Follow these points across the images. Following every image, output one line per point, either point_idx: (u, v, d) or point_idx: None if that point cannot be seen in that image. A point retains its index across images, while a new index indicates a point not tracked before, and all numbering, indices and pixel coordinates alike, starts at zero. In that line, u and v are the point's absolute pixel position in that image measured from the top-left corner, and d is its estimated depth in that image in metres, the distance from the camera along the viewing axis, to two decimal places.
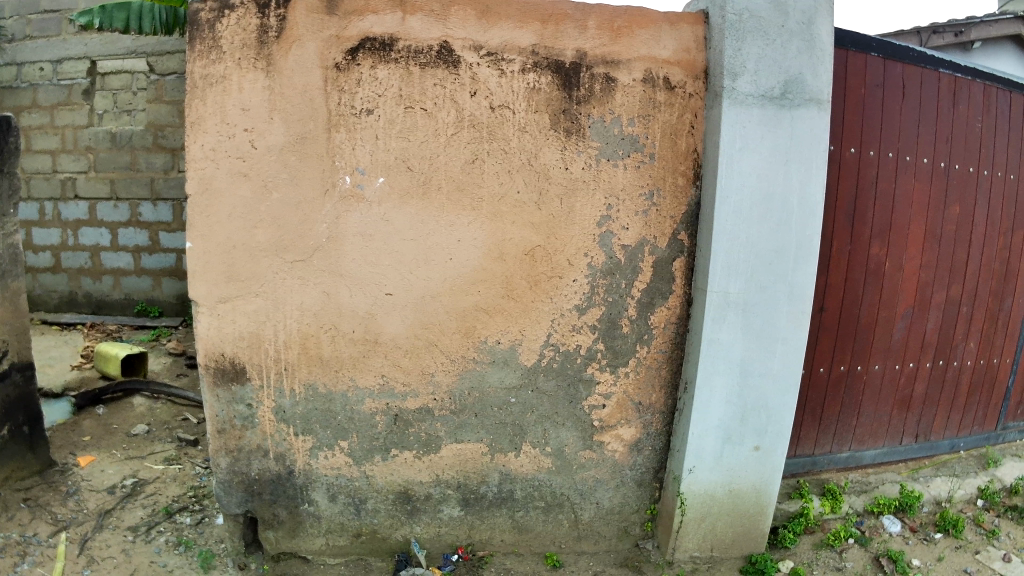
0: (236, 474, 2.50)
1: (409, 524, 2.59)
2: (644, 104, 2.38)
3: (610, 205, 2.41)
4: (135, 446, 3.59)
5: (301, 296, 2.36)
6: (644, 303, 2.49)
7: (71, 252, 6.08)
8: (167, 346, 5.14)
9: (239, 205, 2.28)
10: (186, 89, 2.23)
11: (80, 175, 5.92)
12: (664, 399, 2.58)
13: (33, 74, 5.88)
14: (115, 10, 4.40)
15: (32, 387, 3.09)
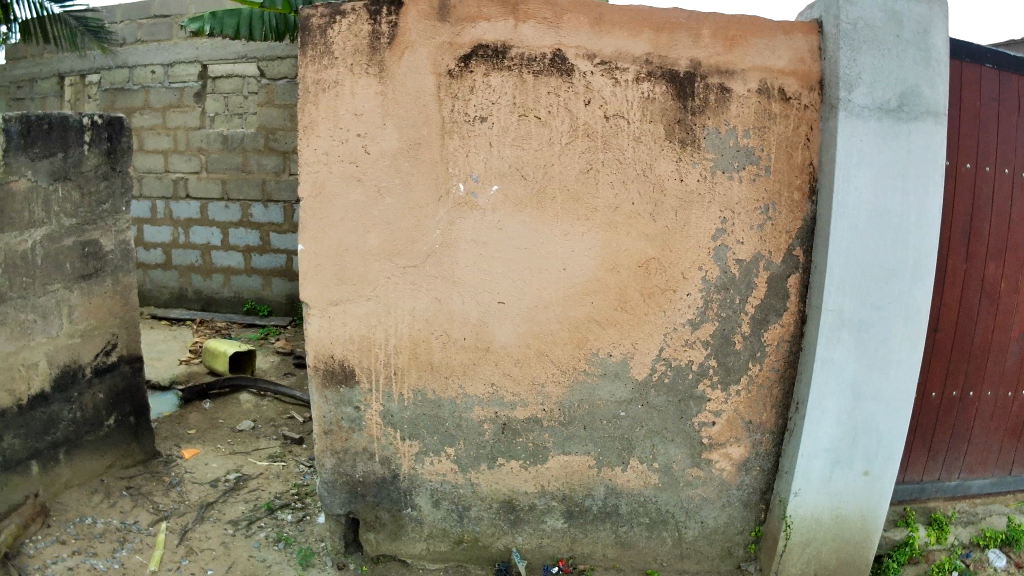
0: (341, 474, 2.56)
1: (512, 534, 2.59)
2: (760, 115, 2.33)
3: (726, 218, 2.37)
4: (240, 441, 3.71)
5: (413, 302, 2.41)
6: (757, 319, 2.44)
7: (181, 250, 6.28)
8: (275, 345, 5.25)
9: (352, 208, 2.35)
10: (300, 93, 2.31)
11: (191, 175, 6.10)
12: (775, 418, 2.52)
13: (145, 77, 6.08)
14: (228, 17, 4.58)
15: (140, 380, 3.36)
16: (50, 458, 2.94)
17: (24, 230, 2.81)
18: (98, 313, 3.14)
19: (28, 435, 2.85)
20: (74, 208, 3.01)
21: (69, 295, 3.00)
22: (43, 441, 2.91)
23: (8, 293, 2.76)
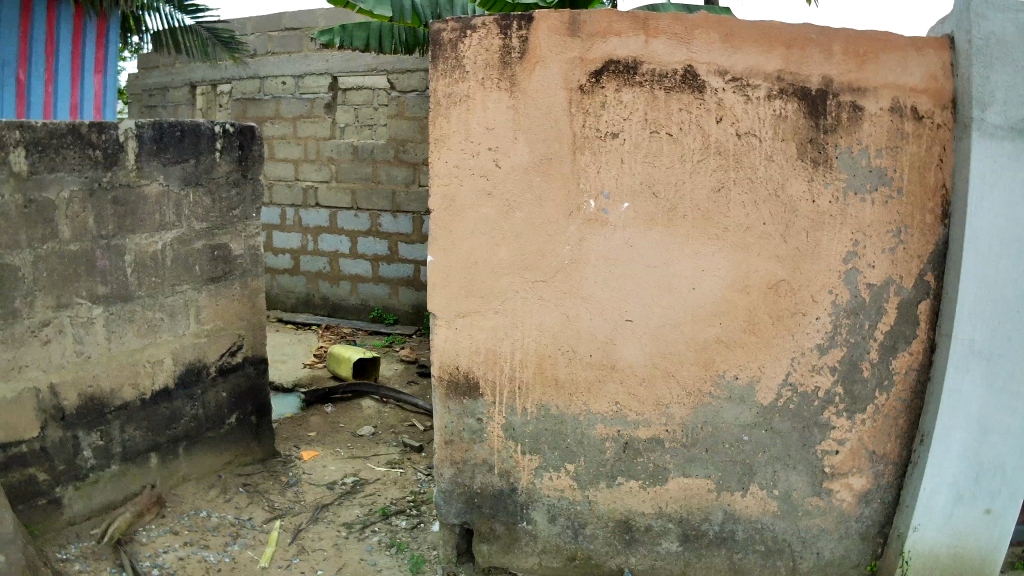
0: (459, 484, 2.60)
1: (625, 554, 2.56)
2: (892, 135, 2.26)
3: (857, 241, 2.31)
4: (360, 446, 3.82)
5: (541, 316, 2.45)
6: (886, 346, 2.36)
7: (309, 256, 6.43)
8: (399, 353, 5.33)
9: (483, 221, 2.42)
10: (432, 106, 2.39)
11: (321, 184, 6.25)
12: (899, 450, 2.43)
13: (277, 87, 6.28)
14: (357, 30, 4.76)
15: (263, 381, 3.57)
16: (170, 452, 3.20)
17: (154, 233, 3.08)
18: (224, 315, 3.37)
19: (149, 429, 3.12)
20: (205, 213, 3.25)
21: (197, 296, 3.25)
22: (163, 435, 3.17)
23: (134, 292, 3.03)
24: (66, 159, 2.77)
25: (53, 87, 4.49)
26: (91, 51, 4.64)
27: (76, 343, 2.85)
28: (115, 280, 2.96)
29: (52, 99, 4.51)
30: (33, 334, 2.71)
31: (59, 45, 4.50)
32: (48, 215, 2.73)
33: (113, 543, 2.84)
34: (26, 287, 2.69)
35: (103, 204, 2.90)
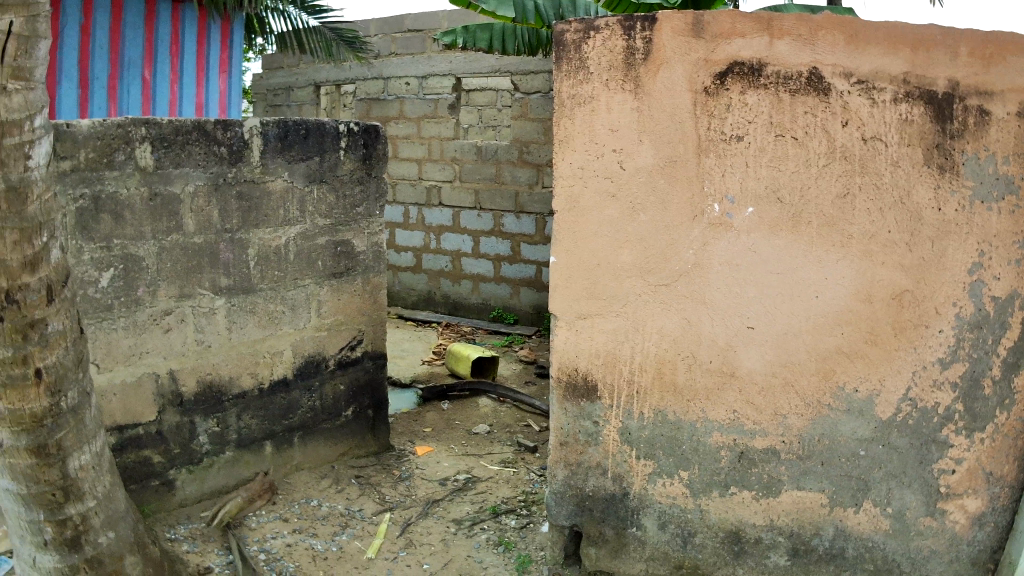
0: (572, 487, 2.63)
1: (733, 565, 2.55)
2: (1021, 141, 2.11)
3: (983, 252, 2.19)
4: (474, 443, 3.85)
5: (662, 320, 2.45)
6: (1010, 363, 2.22)
7: (431, 255, 6.52)
8: (517, 354, 5.34)
9: (608, 223, 2.43)
10: (556, 107, 2.42)
11: (444, 184, 6.31)
12: (1017, 472, 2.31)
13: (400, 88, 6.36)
14: (480, 31, 4.81)
15: (381, 377, 3.59)
16: (285, 441, 3.29)
17: (278, 228, 3.13)
18: (346, 310, 3.41)
19: (265, 417, 3.20)
20: (329, 209, 3.27)
21: (319, 290, 3.29)
22: (279, 424, 3.26)
23: (257, 285, 3.10)
24: (191, 155, 2.85)
25: (177, 87, 4.61)
26: (215, 53, 4.76)
27: (197, 333, 2.95)
28: (238, 272, 3.04)
29: (177, 98, 4.63)
30: (154, 322, 2.83)
31: (184, 45, 4.59)
32: (173, 208, 2.83)
33: (222, 526, 2.93)
34: (150, 277, 2.80)
35: (227, 198, 2.97)
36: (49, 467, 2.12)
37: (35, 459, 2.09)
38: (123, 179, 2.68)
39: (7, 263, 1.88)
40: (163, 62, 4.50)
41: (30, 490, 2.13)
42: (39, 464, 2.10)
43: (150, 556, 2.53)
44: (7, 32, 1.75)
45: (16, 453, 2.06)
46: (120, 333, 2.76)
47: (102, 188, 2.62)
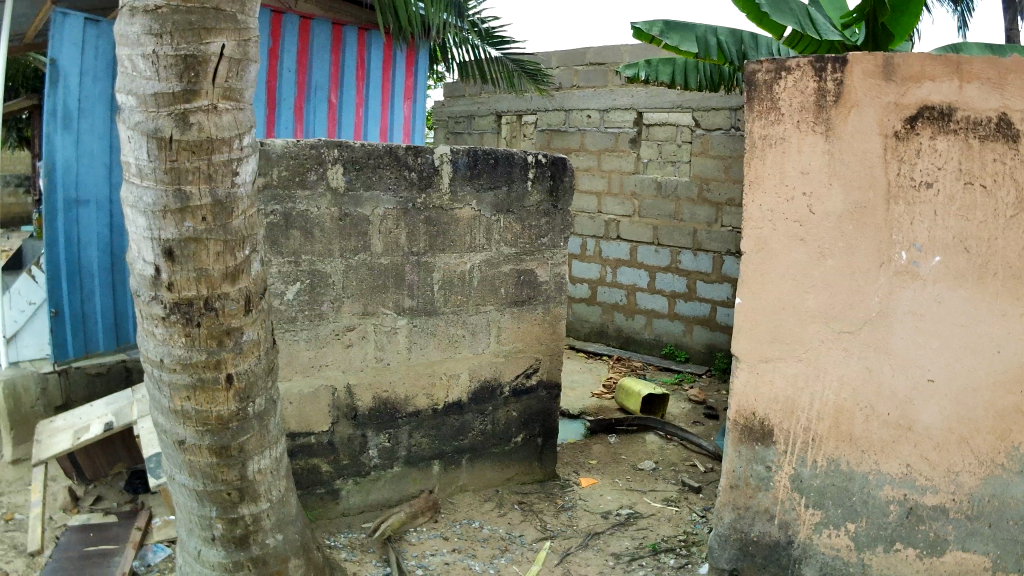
0: (736, 531, 2.72)
1: None
2: None
3: None
4: (637, 479, 3.92)
5: (843, 367, 2.52)
6: None
7: (607, 288, 6.52)
8: (687, 392, 5.27)
9: (796, 265, 2.55)
10: (749, 148, 2.57)
11: (623, 218, 6.33)
12: None
13: (581, 120, 6.43)
14: (662, 66, 5.03)
15: (554, 406, 3.61)
16: (452, 461, 3.39)
17: (463, 254, 3.19)
18: (524, 338, 3.43)
19: (436, 437, 3.31)
20: (514, 238, 3.30)
21: (499, 317, 3.34)
22: (449, 445, 3.36)
23: (439, 308, 3.19)
24: (382, 178, 2.96)
25: (362, 109, 4.75)
26: (401, 80, 4.92)
27: (377, 350, 3.08)
28: (422, 295, 3.13)
29: (362, 120, 4.77)
30: (337, 336, 2.97)
31: (369, 69, 4.74)
32: (361, 229, 2.95)
33: (383, 539, 3.05)
34: (335, 293, 2.94)
35: (415, 222, 3.06)
36: (228, 467, 2.35)
37: (216, 458, 2.32)
38: (315, 199, 2.83)
39: (209, 271, 2.11)
40: (348, 86, 4.65)
41: (207, 486, 2.37)
42: (220, 464, 2.33)
43: (314, 559, 2.77)
44: (222, 56, 2.05)
45: (198, 450, 2.30)
46: (303, 344, 2.92)
47: (292, 207, 2.79)
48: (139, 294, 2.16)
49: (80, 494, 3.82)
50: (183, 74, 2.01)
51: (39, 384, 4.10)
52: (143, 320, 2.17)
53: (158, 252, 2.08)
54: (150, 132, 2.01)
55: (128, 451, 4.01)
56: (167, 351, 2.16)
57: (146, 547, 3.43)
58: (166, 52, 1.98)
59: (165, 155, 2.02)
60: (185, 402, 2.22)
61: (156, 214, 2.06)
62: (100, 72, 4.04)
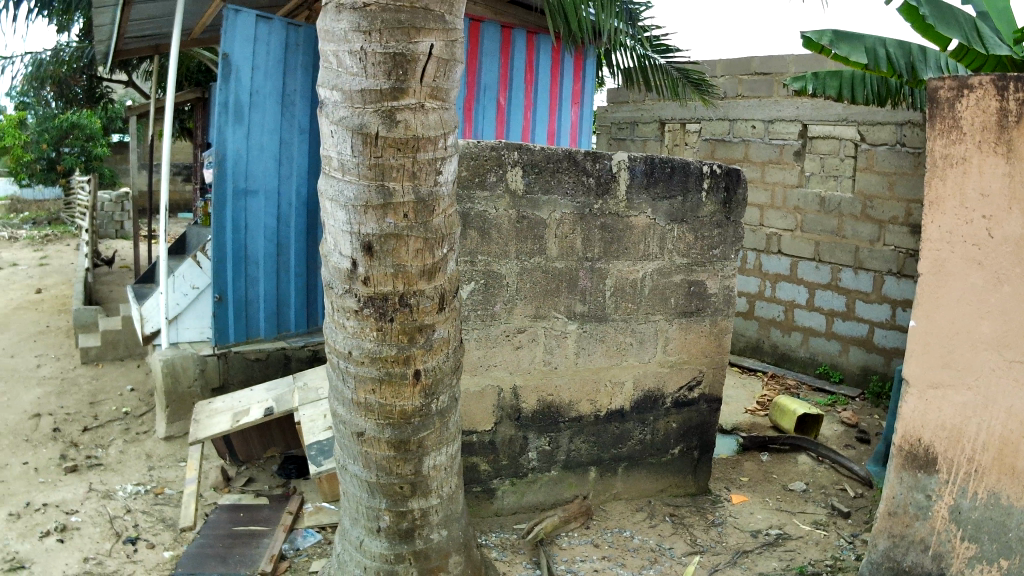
0: (889, 559, 2.72)
1: None
2: None
3: None
4: (788, 499, 3.83)
5: (1011, 399, 2.42)
6: None
7: (766, 302, 6.43)
8: (840, 414, 5.16)
9: (971, 290, 2.47)
10: (929, 167, 2.54)
11: (785, 232, 6.22)
12: None
13: (746, 130, 6.36)
14: (830, 78, 4.93)
15: (713, 421, 3.65)
16: (609, 468, 3.47)
17: (637, 261, 3.29)
18: (691, 349, 3.50)
19: (595, 444, 3.42)
20: (687, 248, 3.37)
21: (668, 327, 3.42)
22: (606, 452, 3.45)
23: (609, 315, 3.30)
24: (561, 182, 3.08)
25: (530, 113, 4.81)
26: (568, 85, 5.01)
27: (546, 353, 3.22)
28: (593, 300, 3.25)
29: (530, 124, 4.82)
30: (508, 337, 3.13)
31: (538, 73, 4.81)
32: (539, 232, 3.09)
33: (535, 541, 3.13)
34: (509, 295, 3.09)
35: (592, 228, 3.18)
36: (404, 461, 2.38)
37: (393, 451, 2.34)
38: (494, 199, 2.98)
39: (407, 268, 2.13)
40: (518, 89, 4.71)
41: (381, 478, 2.40)
42: (396, 457, 2.36)
43: (473, 557, 2.73)
44: (430, 56, 2.08)
45: (377, 443, 2.33)
46: (473, 344, 3.09)
47: (471, 207, 2.95)
48: (333, 286, 2.20)
49: (231, 474, 3.91)
50: (392, 72, 2.04)
51: (197, 365, 4.20)
52: (335, 312, 2.21)
53: (357, 246, 2.11)
54: (355, 128, 2.06)
55: (283, 436, 4.09)
56: (357, 344, 2.19)
57: (296, 531, 3.44)
58: (375, 50, 2.03)
59: (370, 152, 2.06)
60: (369, 394, 2.25)
61: (357, 209, 2.09)
62: (272, 67, 4.13)
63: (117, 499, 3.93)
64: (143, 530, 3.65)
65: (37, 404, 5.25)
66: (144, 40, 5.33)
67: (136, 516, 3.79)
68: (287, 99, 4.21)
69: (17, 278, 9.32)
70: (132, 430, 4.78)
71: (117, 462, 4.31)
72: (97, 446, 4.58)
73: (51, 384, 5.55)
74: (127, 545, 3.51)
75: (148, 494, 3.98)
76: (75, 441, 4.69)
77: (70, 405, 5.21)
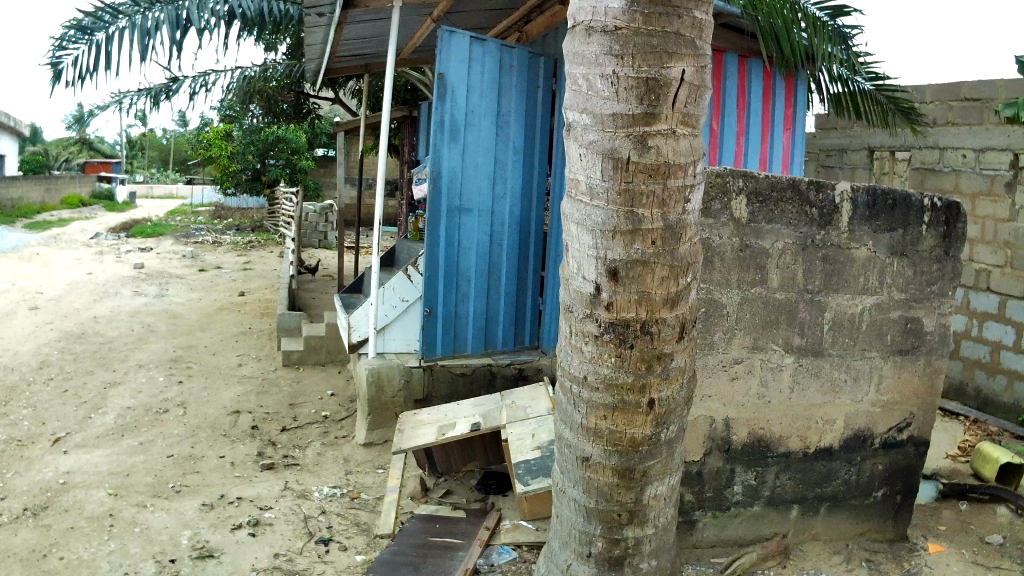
0: None
1: None
2: None
3: None
4: (984, 553, 3.56)
5: None
6: None
7: (973, 342, 6.14)
8: None
9: None
10: None
11: (995, 268, 5.93)
12: None
13: (956, 160, 6.10)
14: None
15: (920, 464, 3.50)
16: (811, 508, 3.37)
17: (857, 295, 3.25)
18: (903, 389, 3.39)
19: (801, 481, 3.34)
20: (905, 284, 3.31)
21: (882, 364, 3.34)
22: (810, 490, 3.36)
23: (826, 349, 3.25)
24: (784, 212, 3.11)
25: (743, 138, 4.77)
26: (781, 109, 4.98)
27: (761, 386, 3.20)
28: (812, 334, 3.23)
29: (743, 149, 4.78)
30: (724, 368, 3.14)
31: (750, 98, 4.79)
32: (761, 260, 3.11)
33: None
34: (728, 325, 3.11)
35: (813, 259, 3.18)
36: (627, 488, 2.35)
37: (617, 479, 2.32)
38: (717, 227, 3.04)
39: (651, 296, 2.11)
40: (730, 114, 4.69)
41: (600, 503, 2.39)
42: (620, 485, 2.34)
43: None
44: (681, 82, 2.06)
45: (602, 468, 2.32)
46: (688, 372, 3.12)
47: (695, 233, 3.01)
48: (574, 310, 2.22)
49: (430, 486, 4.01)
50: (644, 97, 2.03)
51: (404, 375, 4.43)
52: (574, 335, 2.23)
53: (603, 271, 2.12)
54: (607, 151, 2.06)
55: (484, 451, 4.10)
56: (594, 369, 2.20)
57: (492, 547, 3.44)
58: (628, 74, 2.03)
59: (621, 177, 2.06)
60: (601, 420, 2.24)
61: (605, 234, 2.10)
62: (486, 88, 4.32)
63: (312, 499, 4.03)
64: (336, 532, 3.71)
65: (239, 402, 5.52)
66: (354, 60, 5.53)
67: (331, 517, 3.87)
68: (501, 120, 4.39)
69: (222, 282, 9.83)
70: (331, 433, 4.93)
71: (314, 464, 4.45)
72: (295, 447, 4.76)
73: (254, 384, 5.86)
74: (320, 546, 3.59)
75: (344, 497, 4.06)
76: (273, 440, 4.88)
77: (270, 405, 5.46)
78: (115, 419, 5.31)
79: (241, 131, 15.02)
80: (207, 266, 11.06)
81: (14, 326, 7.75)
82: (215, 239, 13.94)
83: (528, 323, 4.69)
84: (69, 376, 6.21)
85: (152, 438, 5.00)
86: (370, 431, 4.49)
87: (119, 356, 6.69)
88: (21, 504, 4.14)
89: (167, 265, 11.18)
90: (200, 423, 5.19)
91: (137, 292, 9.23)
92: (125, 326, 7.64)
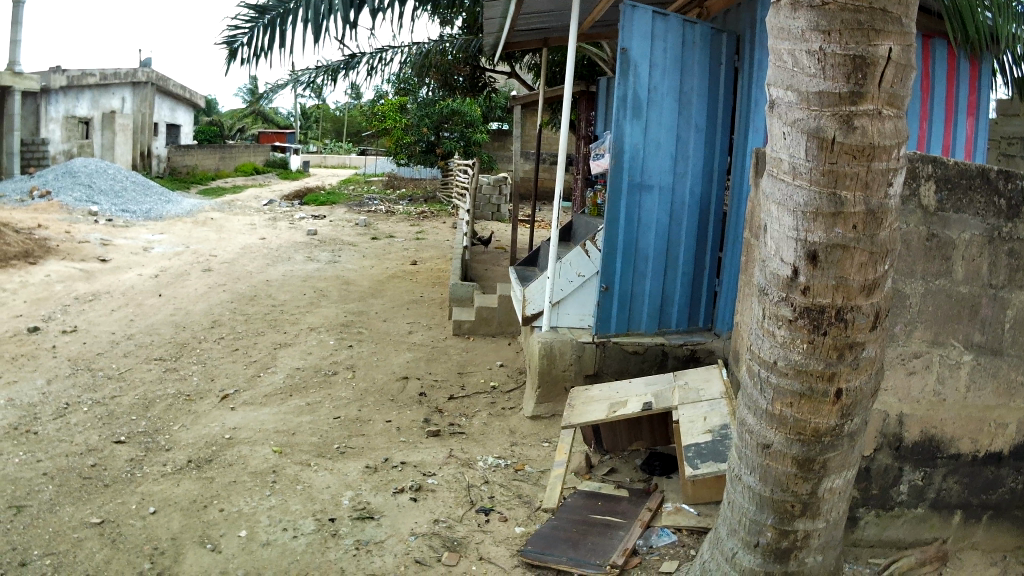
0: None
1: None
2: None
3: None
4: None
5: None
6: None
7: None
8: None
9: None
10: None
11: None
12: None
13: None
14: None
15: None
16: (974, 515, 3.19)
17: None
18: None
19: (967, 486, 3.17)
20: None
21: None
22: (975, 497, 3.18)
23: (1005, 349, 3.11)
24: (972, 202, 2.97)
25: (926, 124, 4.52)
26: (965, 95, 4.77)
27: (938, 383, 3.05)
28: (993, 331, 3.08)
29: (925, 137, 4.53)
30: (902, 363, 3.00)
31: (933, 81, 4.56)
32: (947, 251, 2.97)
33: None
34: (910, 317, 2.97)
35: (998, 254, 3.04)
36: (804, 479, 2.27)
37: (796, 469, 2.25)
38: (906, 215, 2.89)
39: (849, 282, 2.03)
40: (915, 98, 4.45)
41: (775, 492, 2.32)
42: (797, 475, 2.27)
43: None
44: (888, 60, 1.96)
45: (782, 457, 2.25)
46: None
47: None
48: (768, 293, 2.17)
49: (595, 463, 4.05)
50: (851, 75, 1.95)
51: (576, 350, 4.45)
52: (767, 318, 2.18)
53: (802, 253, 2.06)
54: (812, 130, 1.99)
55: (650, 430, 4.09)
56: (784, 355, 2.15)
57: (653, 529, 3.38)
58: (834, 51, 1.95)
59: (826, 157, 1.99)
60: (787, 407, 2.19)
61: (806, 215, 2.04)
62: (670, 64, 4.26)
63: (476, 468, 4.08)
64: (498, 503, 3.76)
65: (408, 368, 5.66)
66: (532, 33, 5.54)
67: (493, 488, 3.91)
68: (683, 97, 4.33)
69: (394, 250, 10.08)
70: (498, 404, 4.99)
71: (480, 434, 4.52)
72: (461, 416, 4.84)
73: (425, 352, 5.99)
74: (480, 515, 3.64)
75: (508, 468, 4.11)
76: (440, 407, 4.98)
77: (439, 373, 5.56)
78: (284, 379, 5.53)
79: (415, 104, 15.34)
80: (380, 235, 11.34)
81: (190, 287, 8.15)
82: (388, 209, 14.32)
83: (704, 305, 4.63)
84: (241, 336, 6.49)
85: (320, 399, 5.17)
86: (537, 405, 4.55)
87: (291, 318, 6.94)
88: (186, 456, 4.35)
89: (338, 233, 11.54)
90: (368, 386, 5.34)
91: (310, 258, 9.57)
92: (297, 289, 7.92)
